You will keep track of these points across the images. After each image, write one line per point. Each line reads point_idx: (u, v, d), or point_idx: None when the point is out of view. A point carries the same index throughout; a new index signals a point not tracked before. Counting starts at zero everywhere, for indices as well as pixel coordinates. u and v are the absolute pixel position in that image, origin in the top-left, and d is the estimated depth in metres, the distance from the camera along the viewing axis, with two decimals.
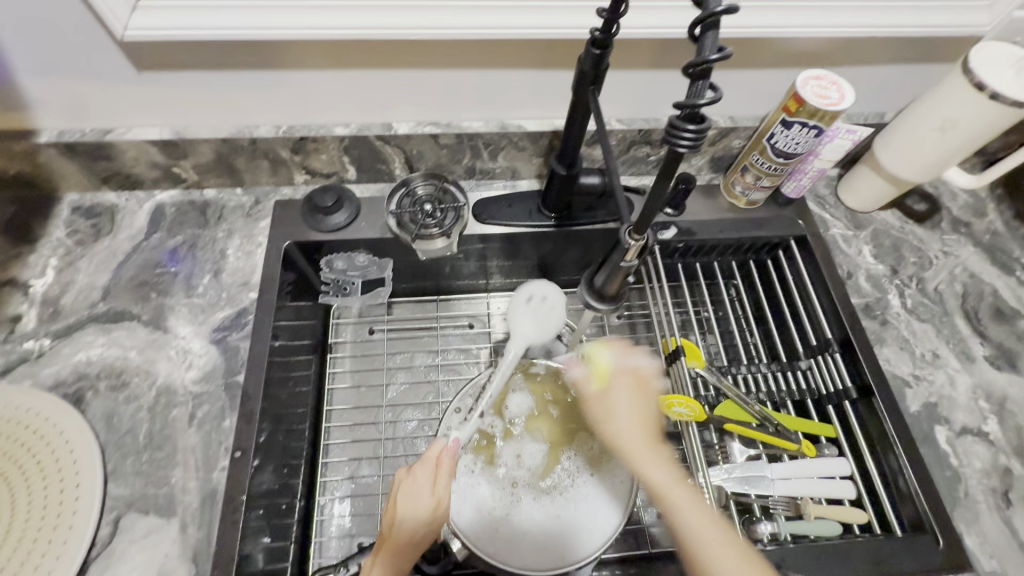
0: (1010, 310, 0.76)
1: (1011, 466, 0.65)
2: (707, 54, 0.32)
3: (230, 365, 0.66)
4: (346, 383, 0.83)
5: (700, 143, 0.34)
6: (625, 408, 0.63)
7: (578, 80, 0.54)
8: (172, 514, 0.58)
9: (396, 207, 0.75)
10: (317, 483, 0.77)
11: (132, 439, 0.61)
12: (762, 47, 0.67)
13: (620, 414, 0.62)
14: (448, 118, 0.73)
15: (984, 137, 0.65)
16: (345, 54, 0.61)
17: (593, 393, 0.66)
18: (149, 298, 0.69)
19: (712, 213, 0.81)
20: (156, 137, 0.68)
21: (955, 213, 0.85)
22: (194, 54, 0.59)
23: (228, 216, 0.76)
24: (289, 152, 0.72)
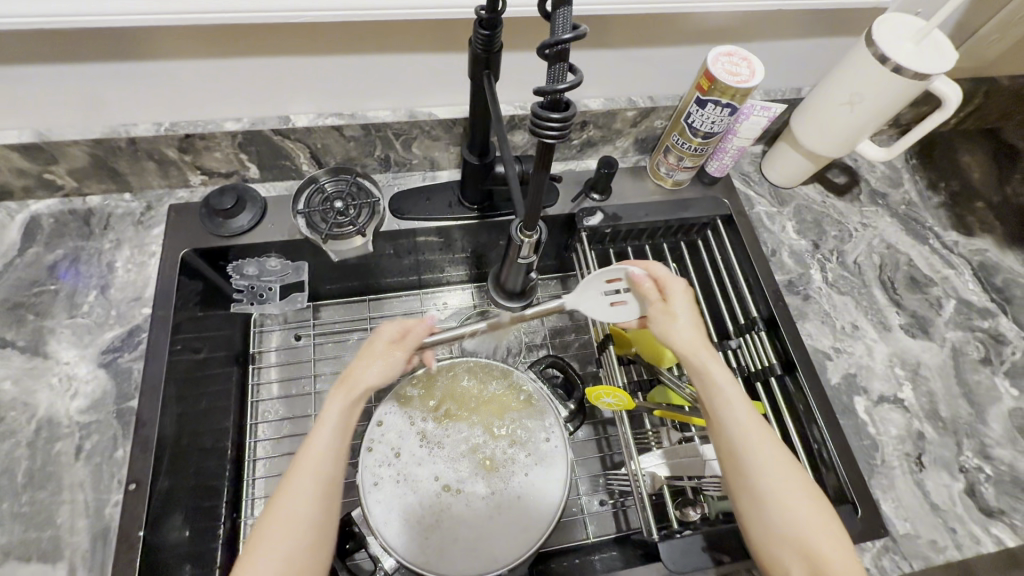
0: (923, 278, 0.79)
1: (925, 430, 0.68)
2: (561, 34, 0.29)
3: (122, 390, 0.61)
4: (271, 395, 0.77)
5: (567, 132, 0.32)
6: (684, 316, 0.59)
7: (473, 63, 0.50)
8: (58, 559, 0.52)
9: (304, 206, 0.69)
10: (243, 499, 0.72)
11: (8, 480, 0.55)
12: (672, 22, 0.64)
13: (682, 321, 0.59)
14: (352, 108, 0.68)
15: (891, 110, 0.65)
16: (219, 39, 0.55)
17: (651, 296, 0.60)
18: (24, 321, 0.63)
19: (638, 197, 0.80)
20: (14, 141, 0.60)
21: (873, 185, 0.86)
22: (38, 44, 0.52)
23: (116, 225, 0.69)
24: (177, 152, 0.66)
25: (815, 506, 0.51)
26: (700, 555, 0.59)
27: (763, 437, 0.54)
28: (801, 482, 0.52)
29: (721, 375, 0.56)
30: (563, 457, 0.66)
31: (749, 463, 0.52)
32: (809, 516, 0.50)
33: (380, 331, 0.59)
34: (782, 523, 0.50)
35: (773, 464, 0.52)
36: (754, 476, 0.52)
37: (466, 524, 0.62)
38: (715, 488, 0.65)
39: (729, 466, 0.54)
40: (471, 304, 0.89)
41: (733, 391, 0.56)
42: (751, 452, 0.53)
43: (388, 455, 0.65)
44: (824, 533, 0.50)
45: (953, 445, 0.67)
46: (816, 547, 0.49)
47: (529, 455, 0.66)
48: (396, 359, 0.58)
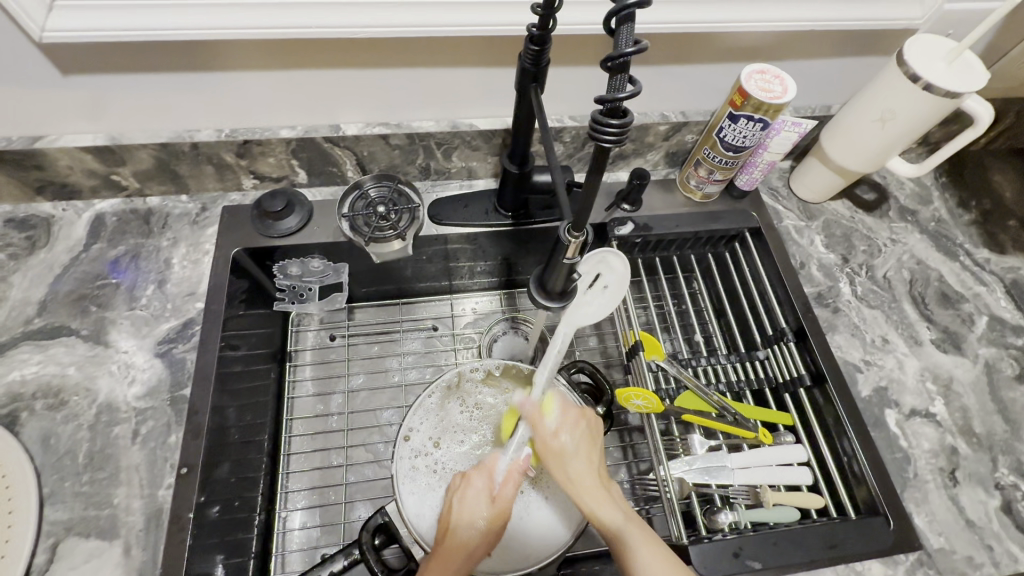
0: (955, 294, 0.79)
1: (958, 445, 0.68)
2: (624, 47, 0.32)
3: (176, 378, 0.64)
4: (307, 392, 0.80)
5: (624, 138, 0.34)
6: (573, 449, 0.60)
7: (520, 76, 0.54)
8: (115, 536, 0.55)
9: (349, 210, 0.72)
10: (279, 492, 0.74)
11: (71, 460, 0.58)
12: (706, 41, 0.67)
13: (573, 454, 0.59)
14: (398, 118, 0.72)
15: (921, 127, 0.67)
16: (279, 53, 0.59)
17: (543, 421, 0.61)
18: (89, 311, 0.67)
19: (668, 208, 0.82)
20: (90, 144, 0.65)
21: (902, 202, 0.87)
22: (120, 56, 0.57)
23: (173, 224, 0.74)
24: (234, 157, 0.70)
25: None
26: (731, 562, 0.59)
27: (646, 540, 0.55)
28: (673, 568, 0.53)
29: (576, 471, 0.59)
30: None
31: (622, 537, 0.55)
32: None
33: (467, 498, 0.59)
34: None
35: (655, 557, 0.53)
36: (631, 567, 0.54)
37: None
38: (742, 497, 0.66)
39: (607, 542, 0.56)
40: (499, 310, 0.91)
41: (588, 483, 0.58)
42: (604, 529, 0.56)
43: (424, 445, 0.69)
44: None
45: (987, 461, 0.67)
46: None
47: None
48: (500, 512, 0.59)
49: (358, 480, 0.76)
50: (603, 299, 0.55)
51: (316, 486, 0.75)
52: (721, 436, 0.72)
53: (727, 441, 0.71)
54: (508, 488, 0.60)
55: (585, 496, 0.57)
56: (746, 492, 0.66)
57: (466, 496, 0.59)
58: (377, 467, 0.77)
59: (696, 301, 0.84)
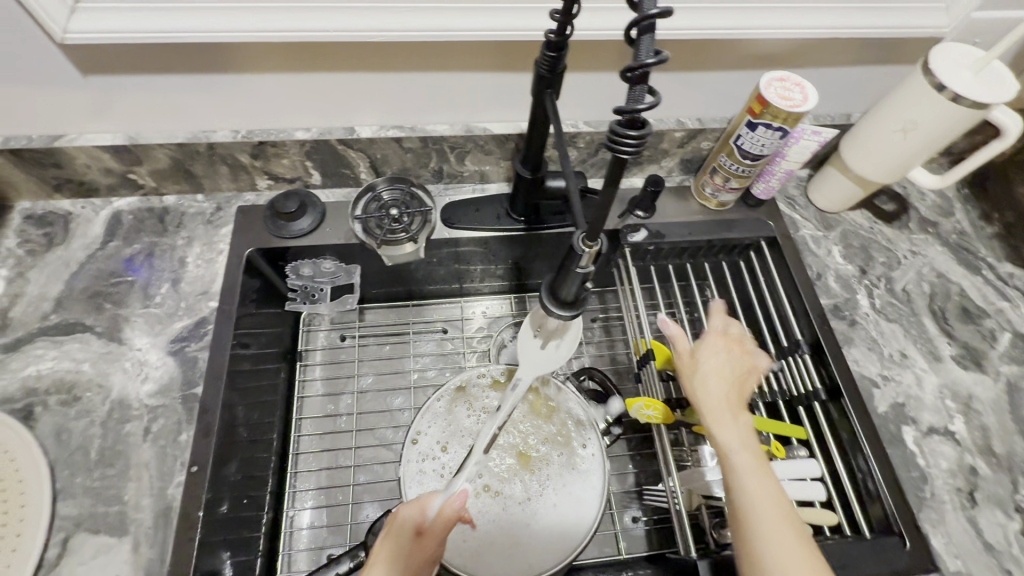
0: (976, 309, 0.77)
1: (977, 465, 0.66)
2: (644, 58, 0.31)
3: (187, 376, 0.64)
4: (316, 392, 0.80)
5: (642, 149, 0.33)
6: (710, 370, 0.61)
7: (536, 82, 0.53)
8: (124, 533, 0.56)
9: (361, 212, 0.73)
10: (286, 491, 0.74)
11: (83, 455, 0.59)
12: (725, 48, 0.66)
13: (709, 373, 0.60)
14: (412, 122, 0.72)
15: (944, 139, 0.65)
16: (296, 56, 0.60)
17: (683, 354, 0.62)
18: (104, 308, 0.67)
19: (682, 216, 0.81)
20: (108, 143, 0.66)
21: (923, 213, 0.85)
22: (140, 57, 0.57)
23: (188, 223, 0.74)
24: (249, 157, 0.71)
25: (806, 550, 0.47)
26: None
27: (771, 504, 0.49)
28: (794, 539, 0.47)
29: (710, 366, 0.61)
30: (600, 467, 0.68)
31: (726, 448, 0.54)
32: (800, 566, 0.46)
33: (392, 533, 0.53)
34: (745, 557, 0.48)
35: (770, 512, 0.49)
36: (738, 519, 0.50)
37: (504, 528, 0.65)
38: None
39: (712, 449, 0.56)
40: (509, 315, 0.90)
41: (717, 394, 0.58)
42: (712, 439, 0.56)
43: (432, 450, 0.69)
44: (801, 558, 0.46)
45: (1008, 482, 0.65)
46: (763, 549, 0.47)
47: (566, 460, 0.69)
48: (425, 554, 0.53)
49: (365, 482, 0.76)
50: (555, 355, 0.56)
51: (324, 487, 0.75)
52: None
53: None
54: (438, 528, 0.54)
55: (715, 422, 0.56)
56: None
57: (391, 531, 0.54)
58: (383, 470, 0.77)
59: (709, 310, 0.83)
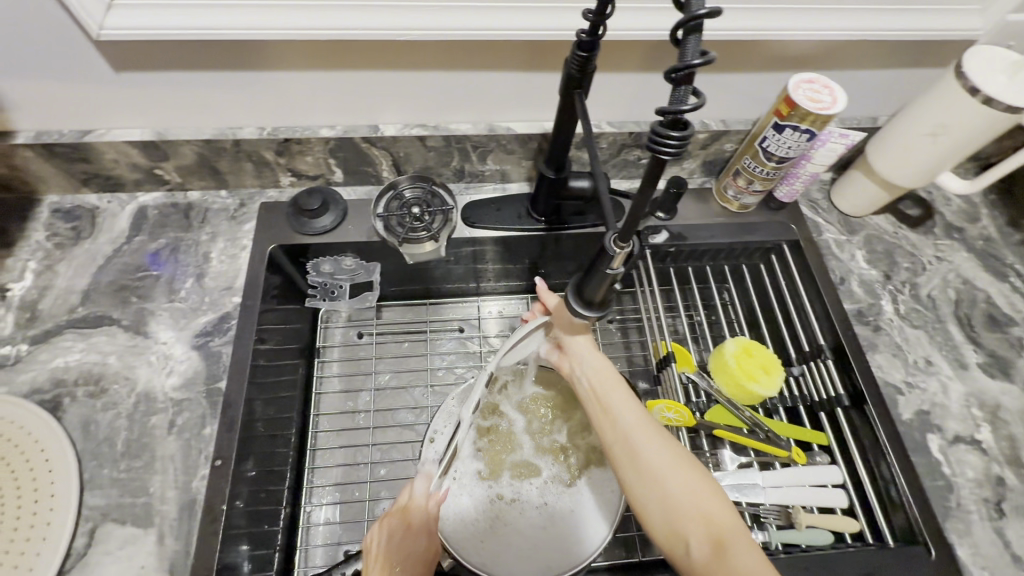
0: (1003, 317, 0.76)
1: (1004, 475, 0.65)
2: (690, 59, 0.31)
3: (211, 371, 0.65)
4: (334, 388, 0.81)
5: (683, 151, 0.33)
6: (586, 344, 0.63)
7: (565, 82, 0.53)
8: (149, 525, 0.56)
9: (383, 210, 0.73)
10: (305, 486, 0.75)
11: (110, 447, 0.60)
12: (753, 49, 0.66)
13: (583, 348, 0.63)
14: (435, 120, 0.72)
15: (976, 143, 0.64)
16: (324, 54, 0.60)
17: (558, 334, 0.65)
18: (130, 302, 0.68)
19: (703, 218, 0.80)
20: (136, 139, 0.66)
21: (949, 219, 0.84)
22: (171, 54, 0.58)
23: (212, 219, 0.75)
24: (274, 154, 0.71)
25: (695, 484, 0.51)
26: None
27: (661, 449, 0.53)
28: (688, 479, 0.51)
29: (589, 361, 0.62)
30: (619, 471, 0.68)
31: (609, 404, 0.59)
32: (691, 499, 0.49)
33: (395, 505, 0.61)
34: (639, 492, 0.52)
35: (663, 456, 0.52)
36: (635, 463, 0.53)
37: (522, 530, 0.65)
38: (774, 516, 0.65)
39: (595, 405, 0.60)
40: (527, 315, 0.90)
41: (588, 368, 0.62)
42: (593, 396, 0.60)
43: None
44: (693, 495, 0.50)
45: None
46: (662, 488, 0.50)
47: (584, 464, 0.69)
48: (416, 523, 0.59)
49: (382, 479, 0.76)
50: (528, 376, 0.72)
51: (341, 483, 0.75)
52: (752, 451, 0.71)
53: (757, 458, 0.69)
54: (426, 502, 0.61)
55: (606, 388, 0.60)
56: (778, 512, 0.65)
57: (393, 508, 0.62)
58: (400, 467, 0.77)
59: (728, 313, 0.83)
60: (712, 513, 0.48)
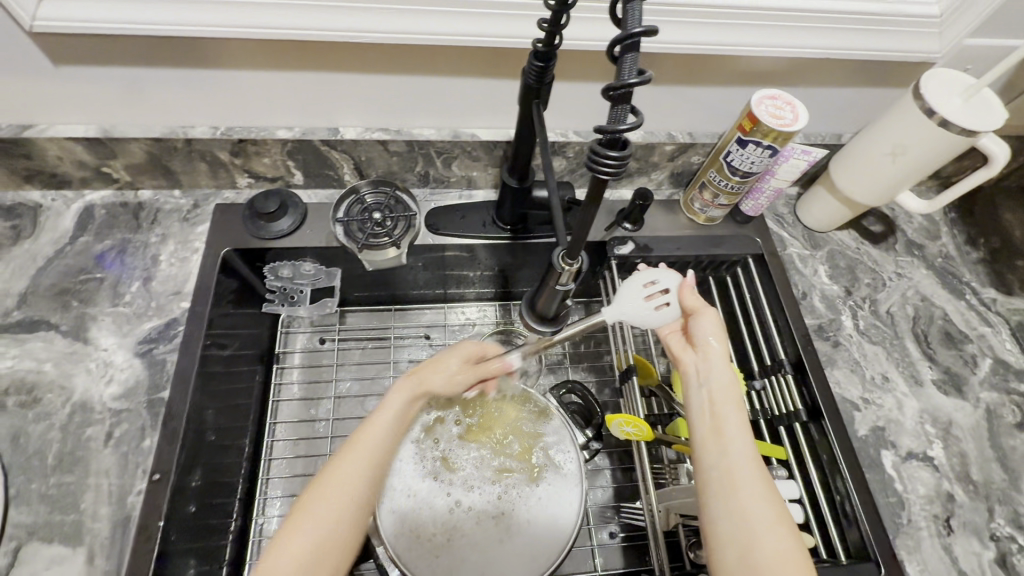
0: (958, 334, 0.77)
1: (954, 492, 0.66)
2: (627, 78, 0.30)
3: (154, 380, 0.62)
4: (292, 396, 0.78)
5: (623, 170, 0.32)
6: (718, 357, 0.57)
7: (524, 92, 0.52)
8: (79, 543, 0.54)
9: (344, 214, 0.71)
10: (255, 500, 0.72)
11: (40, 461, 0.57)
12: (719, 63, 0.66)
13: (716, 360, 0.57)
14: (398, 124, 0.70)
15: (934, 164, 0.65)
16: (279, 54, 0.58)
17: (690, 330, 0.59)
18: (70, 306, 0.65)
19: (670, 230, 0.80)
20: (80, 135, 0.63)
21: (910, 236, 0.85)
22: (114, 48, 0.56)
23: (163, 220, 0.72)
24: (229, 155, 0.68)
25: (792, 551, 0.45)
26: None
27: (766, 499, 0.48)
28: (787, 544, 0.46)
29: (717, 370, 0.56)
30: (576, 482, 0.66)
31: (723, 423, 0.53)
32: (781, 562, 0.44)
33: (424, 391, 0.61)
34: (725, 529, 0.47)
35: (765, 507, 0.47)
36: (735, 500, 0.48)
37: (475, 545, 0.63)
38: None
39: (703, 418, 0.54)
40: (494, 323, 0.89)
41: (717, 384, 0.55)
42: (708, 409, 0.54)
43: (410, 458, 0.67)
44: (784, 560, 0.45)
45: (983, 510, 0.65)
46: (753, 537, 0.46)
47: (543, 473, 0.67)
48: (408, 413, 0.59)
49: None
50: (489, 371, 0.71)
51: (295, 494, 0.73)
52: None
53: None
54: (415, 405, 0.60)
55: (727, 407, 0.54)
56: None
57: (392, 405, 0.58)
58: None
59: None
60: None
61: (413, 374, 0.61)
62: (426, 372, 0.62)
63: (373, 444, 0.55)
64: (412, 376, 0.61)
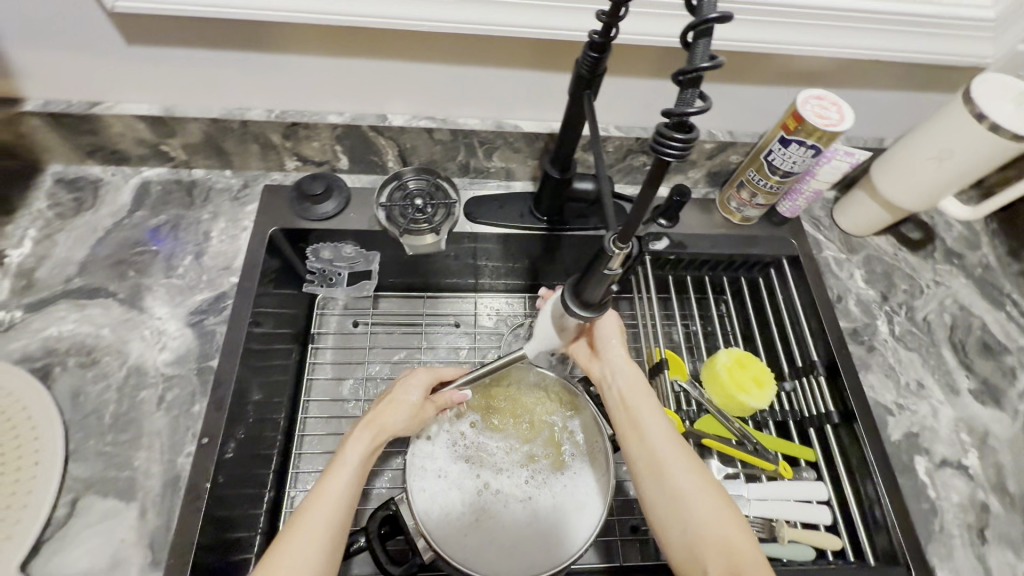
0: (997, 345, 0.76)
1: (989, 502, 0.65)
2: (698, 62, 0.31)
3: (204, 349, 0.65)
4: (326, 375, 0.80)
5: (687, 153, 0.33)
6: (620, 355, 0.62)
7: (575, 82, 0.53)
8: (132, 499, 0.56)
9: (387, 200, 0.73)
10: (289, 473, 0.74)
11: (97, 419, 0.60)
12: (764, 62, 0.66)
13: (620, 359, 0.62)
14: (444, 113, 0.72)
15: (981, 169, 0.64)
16: (337, 40, 0.60)
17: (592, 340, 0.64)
18: (127, 276, 0.68)
19: (705, 228, 0.80)
20: (144, 113, 0.67)
21: (949, 244, 0.84)
22: (185, 30, 0.58)
23: (214, 198, 0.75)
24: (280, 138, 0.71)
25: (725, 514, 0.52)
26: None
27: (690, 475, 0.54)
28: (720, 510, 0.52)
29: (623, 369, 0.61)
30: (604, 471, 0.67)
31: (636, 414, 0.58)
32: (718, 526, 0.51)
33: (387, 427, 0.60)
34: (664, 514, 0.54)
35: (692, 482, 0.54)
36: (667, 483, 0.54)
37: (503, 527, 0.64)
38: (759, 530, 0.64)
39: (620, 413, 0.60)
40: (523, 314, 0.90)
41: (622, 380, 0.61)
42: (621, 405, 0.60)
43: (441, 440, 0.69)
44: (721, 524, 0.51)
45: (1019, 523, 0.64)
46: (689, 516, 0.52)
47: (571, 461, 0.69)
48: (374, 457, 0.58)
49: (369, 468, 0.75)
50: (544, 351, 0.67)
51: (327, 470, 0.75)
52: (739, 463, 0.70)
53: (744, 470, 0.69)
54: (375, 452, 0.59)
55: (636, 399, 0.59)
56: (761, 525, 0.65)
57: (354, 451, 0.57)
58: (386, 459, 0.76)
59: (724, 325, 0.83)
60: (739, 544, 0.50)
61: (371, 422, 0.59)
62: (382, 416, 0.60)
63: (335, 490, 0.53)
64: (370, 425, 0.59)
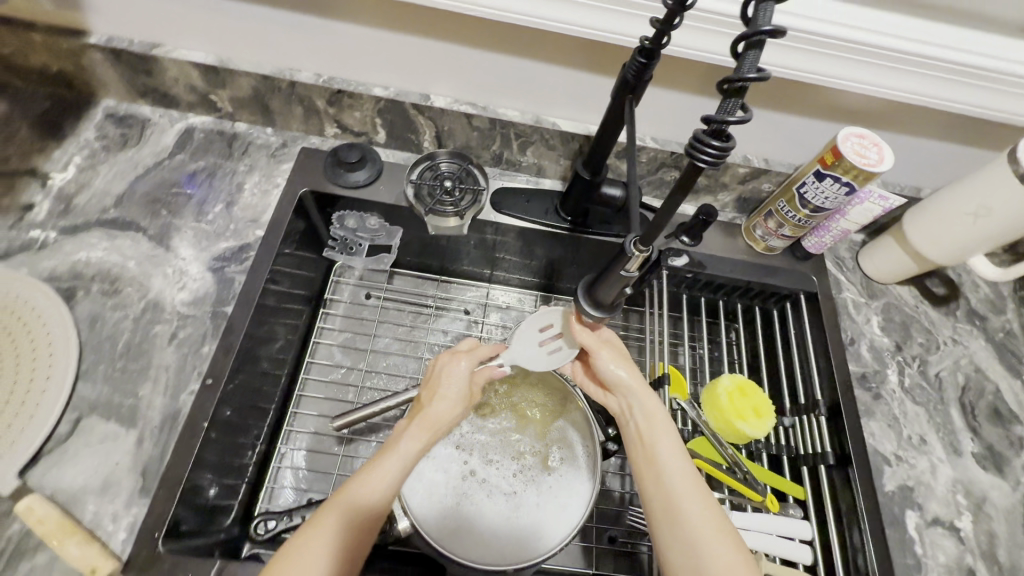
0: (1008, 412, 0.74)
1: (976, 567, 0.63)
2: (746, 72, 0.32)
3: (220, 295, 0.67)
4: (333, 340, 0.82)
5: (717, 163, 0.35)
6: (638, 386, 0.61)
7: (619, 86, 0.54)
8: (132, 426, 0.58)
9: (417, 177, 0.75)
10: (282, 430, 0.76)
11: (111, 346, 0.62)
12: (813, 92, 0.66)
13: (637, 391, 0.60)
14: (486, 101, 0.73)
15: (1016, 231, 0.64)
16: (394, 14, 0.62)
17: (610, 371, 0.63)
18: (159, 214, 0.70)
19: (727, 251, 0.80)
20: (199, 60, 0.69)
21: (973, 304, 0.82)
22: None
23: (252, 152, 0.77)
24: (324, 103, 0.73)
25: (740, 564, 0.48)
26: None
27: (705, 517, 0.51)
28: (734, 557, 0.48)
29: (642, 403, 0.60)
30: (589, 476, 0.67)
31: (653, 450, 0.57)
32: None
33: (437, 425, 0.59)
34: (674, 557, 0.51)
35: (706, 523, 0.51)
36: (674, 521, 0.52)
37: (482, 514, 0.65)
38: None
39: (638, 449, 0.58)
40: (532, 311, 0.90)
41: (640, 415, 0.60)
42: (638, 440, 0.59)
43: None
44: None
45: None
46: (698, 559, 0.49)
47: (558, 461, 0.69)
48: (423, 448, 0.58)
49: (360, 437, 0.76)
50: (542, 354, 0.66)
51: (320, 432, 0.76)
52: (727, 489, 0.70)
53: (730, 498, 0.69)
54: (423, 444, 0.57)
55: (654, 435, 0.57)
56: None
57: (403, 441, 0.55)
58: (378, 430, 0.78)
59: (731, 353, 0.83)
60: None
61: (421, 418, 0.58)
62: (427, 412, 0.59)
63: (365, 490, 0.51)
64: (422, 421, 0.58)
